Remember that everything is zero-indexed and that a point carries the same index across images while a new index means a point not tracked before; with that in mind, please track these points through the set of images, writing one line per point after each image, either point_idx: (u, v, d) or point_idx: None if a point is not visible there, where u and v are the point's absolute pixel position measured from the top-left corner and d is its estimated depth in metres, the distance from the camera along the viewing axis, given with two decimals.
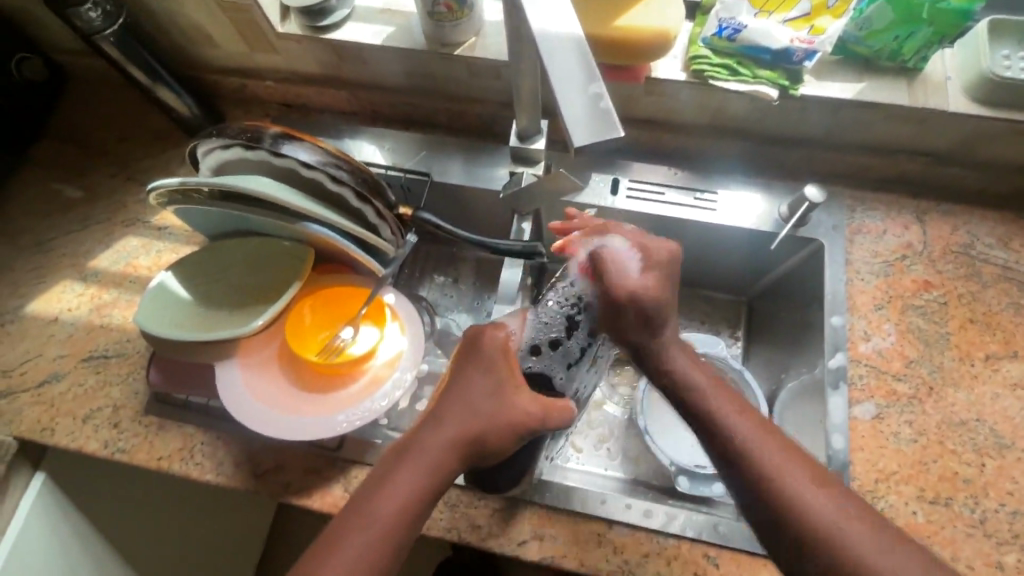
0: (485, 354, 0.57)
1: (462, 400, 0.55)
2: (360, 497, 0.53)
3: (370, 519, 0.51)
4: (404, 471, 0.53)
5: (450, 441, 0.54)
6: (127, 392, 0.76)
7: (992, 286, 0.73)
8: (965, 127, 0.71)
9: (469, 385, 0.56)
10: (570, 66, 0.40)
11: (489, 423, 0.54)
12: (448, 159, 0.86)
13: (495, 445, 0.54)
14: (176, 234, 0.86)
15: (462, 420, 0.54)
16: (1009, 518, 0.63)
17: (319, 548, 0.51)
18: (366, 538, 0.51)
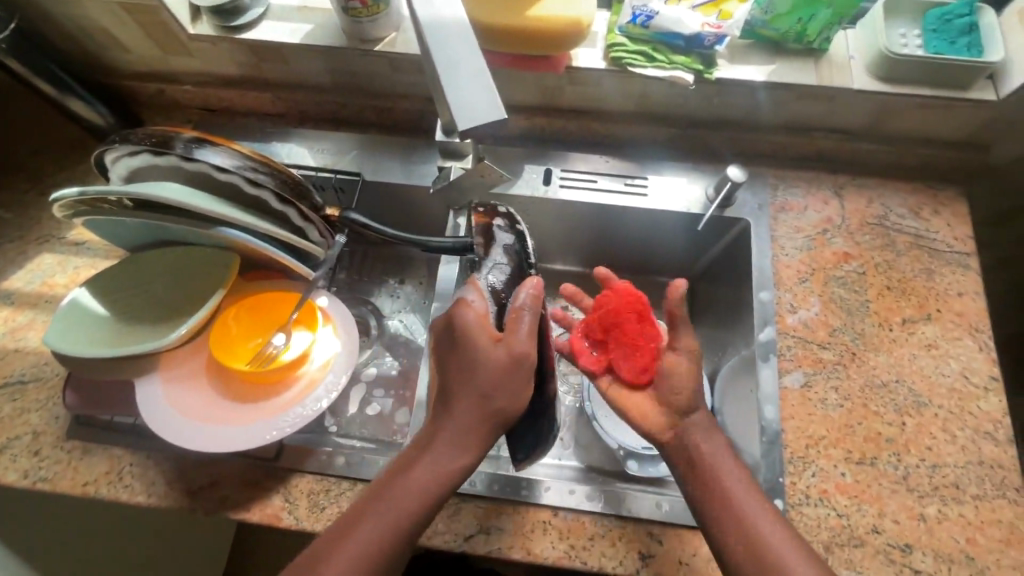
0: (469, 326, 0.59)
1: (464, 377, 0.57)
2: (381, 489, 0.55)
3: (381, 508, 0.53)
4: (414, 461, 0.55)
5: (460, 425, 0.56)
6: (48, 417, 0.72)
7: (906, 254, 0.77)
8: (871, 103, 0.74)
9: (471, 375, 0.57)
10: (461, 61, 0.41)
11: (493, 389, 0.56)
12: (380, 158, 0.84)
13: (505, 406, 0.56)
14: (95, 248, 0.82)
15: (474, 401, 0.56)
16: (929, 472, 0.66)
17: (327, 540, 0.53)
18: (385, 521, 0.53)
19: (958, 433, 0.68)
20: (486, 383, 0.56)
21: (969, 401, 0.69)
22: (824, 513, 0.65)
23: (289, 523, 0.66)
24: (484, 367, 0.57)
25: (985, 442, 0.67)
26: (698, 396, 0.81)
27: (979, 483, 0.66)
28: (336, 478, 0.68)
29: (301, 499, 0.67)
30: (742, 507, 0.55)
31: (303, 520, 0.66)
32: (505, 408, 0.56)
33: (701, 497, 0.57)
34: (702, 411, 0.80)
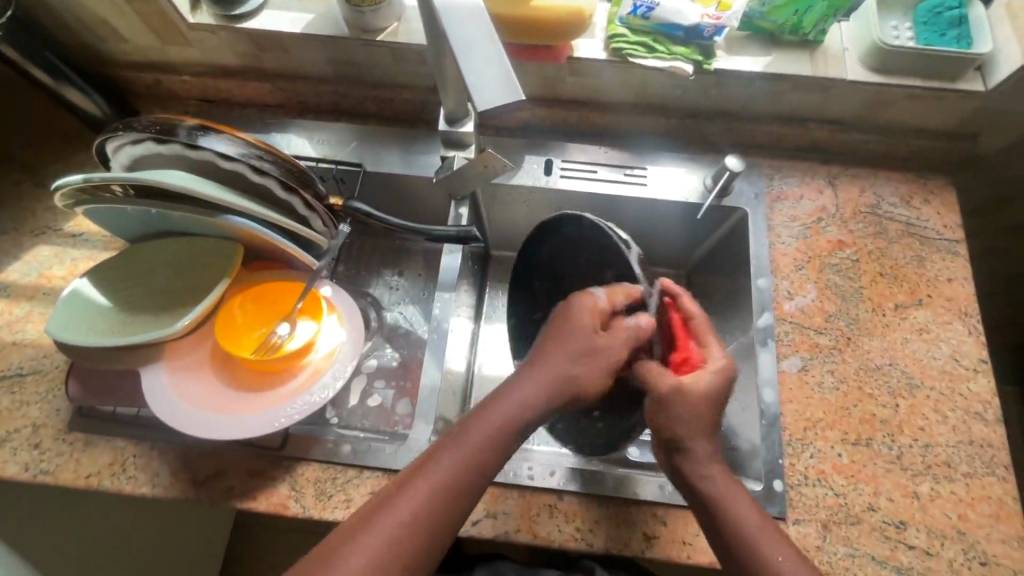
0: (581, 309, 0.58)
1: (555, 344, 0.58)
2: (457, 427, 0.56)
3: (461, 461, 0.53)
4: (496, 421, 0.55)
5: (547, 381, 0.56)
6: (48, 410, 0.71)
7: (898, 242, 0.79)
8: (864, 94, 0.76)
9: (568, 348, 0.57)
10: (477, 45, 0.42)
11: (580, 365, 0.57)
12: (382, 148, 0.85)
13: (586, 385, 0.57)
14: (93, 240, 0.81)
15: (560, 366, 0.57)
16: (922, 451, 0.68)
17: (398, 484, 0.53)
18: (457, 455, 0.54)
19: (949, 414, 0.70)
20: (584, 360, 0.57)
21: (959, 383, 0.72)
22: (822, 492, 0.66)
23: (295, 511, 0.66)
24: (585, 341, 0.57)
25: (975, 422, 0.70)
26: None
27: (969, 461, 0.68)
28: (342, 466, 0.68)
29: (308, 487, 0.67)
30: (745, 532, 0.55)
31: (310, 508, 0.66)
32: (587, 382, 0.57)
33: (697, 503, 0.57)
34: None
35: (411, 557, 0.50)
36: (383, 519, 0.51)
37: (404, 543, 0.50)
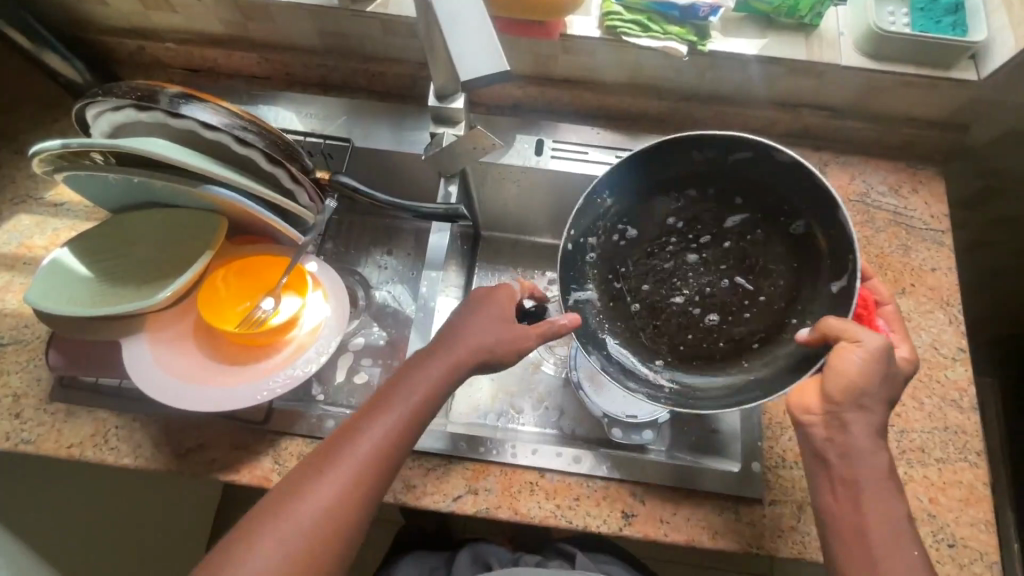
0: (501, 301, 0.64)
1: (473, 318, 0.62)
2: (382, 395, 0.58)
3: (386, 422, 0.55)
4: (409, 387, 0.57)
5: (472, 347, 0.59)
6: (29, 380, 0.70)
7: (885, 230, 0.79)
8: (858, 80, 0.75)
9: (476, 321, 0.61)
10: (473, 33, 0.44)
11: (498, 338, 0.61)
12: (372, 124, 0.83)
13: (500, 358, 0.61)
14: (74, 210, 0.79)
15: (478, 336, 0.60)
16: (897, 437, 0.70)
17: (317, 458, 0.54)
18: (387, 421, 0.55)
19: (926, 401, 0.71)
20: (487, 332, 0.61)
21: (937, 370, 0.73)
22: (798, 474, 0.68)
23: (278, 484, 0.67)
24: (494, 319, 0.62)
25: (951, 409, 0.71)
26: None
27: (943, 446, 0.69)
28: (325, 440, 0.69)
29: (291, 461, 0.68)
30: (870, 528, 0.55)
31: None
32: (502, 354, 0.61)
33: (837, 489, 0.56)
34: None
35: (333, 527, 0.51)
36: (304, 494, 0.52)
37: (328, 515, 0.51)
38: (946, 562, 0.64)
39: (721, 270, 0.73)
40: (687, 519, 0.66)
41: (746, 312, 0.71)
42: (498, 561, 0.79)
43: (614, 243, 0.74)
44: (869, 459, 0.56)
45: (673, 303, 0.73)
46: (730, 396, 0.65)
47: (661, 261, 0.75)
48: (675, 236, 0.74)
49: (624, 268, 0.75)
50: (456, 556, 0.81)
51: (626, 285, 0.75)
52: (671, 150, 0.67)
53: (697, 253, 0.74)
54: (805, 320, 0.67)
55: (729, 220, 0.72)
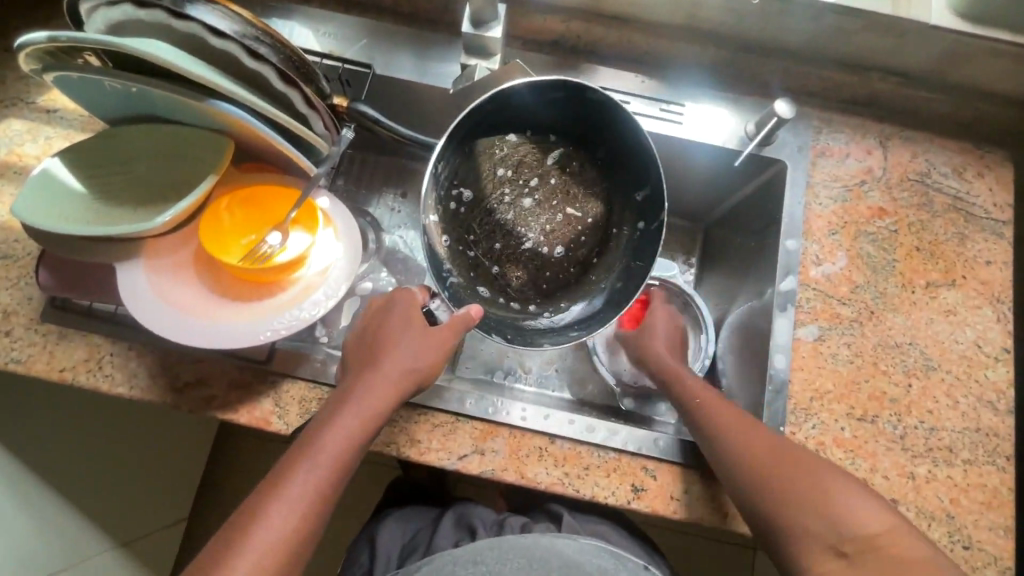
0: (400, 309, 0.63)
1: (388, 339, 0.61)
2: (308, 435, 0.56)
3: (317, 462, 0.54)
4: (335, 429, 0.55)
5: (394, 374, 0.59)
6: (20, 297, 0.66)
7: (942, 216, 0.73)
8: (942, 43, 0.68)
9: (393, 346, 0.60)
10: None
11: (415, 355, 0.60)
12: (395, 50, 0.76)
13: (424, 372, 0.60)
14: (69, 118, 0.73)
15: (397, 359, 0.59)
16: (926, 434, 0.66)
17: (246, 512, 0.52)
18: (315, 463, 0.54)
19: (961, 400, 0.68)
20: (403, 357, 0.60)
21: (977, 369, 0.69)
22: None
23: (278, 427, 0.64)
24: (411, 338, 0.61)
25: (986, 410, 0.67)
26: (701, 342, 0.80)
27: (972, 448, 0.66)
28: (330, 387, 0.66)
29: (292, 404, 0.65)
30: (783, 491, 0.55)
31: (294, 426, 0.64)
32: (423, 371, 0.60)
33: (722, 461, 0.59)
34: (703, 357, 0.79)
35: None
36: (237, 554, 0.50)
37: (266, 569, 0.50)
38: (959, 563, 0.62)
39: (553, 206, 0.72)
40: (698, 497, 0.64)
41: (582, 235, 0.71)
42: (483, 525, 0.74)
43: (453, 211, 0.68)
44: (709, 408, 0.62)
45: (525, 247, 0.71)
46: (576, 328, 0.66)
47: (501, 216, 0.71)
48: (506, 184, 0.70)
49: (473, 233, 0.70)
50: (440, 519, 0.77)
51: (477, 249, 0.70)
52: (494, 105, 0.64)
53: (530, 196, 0.71)
54: (623, 227, 0.69)
55: (549, 157, 0.70)
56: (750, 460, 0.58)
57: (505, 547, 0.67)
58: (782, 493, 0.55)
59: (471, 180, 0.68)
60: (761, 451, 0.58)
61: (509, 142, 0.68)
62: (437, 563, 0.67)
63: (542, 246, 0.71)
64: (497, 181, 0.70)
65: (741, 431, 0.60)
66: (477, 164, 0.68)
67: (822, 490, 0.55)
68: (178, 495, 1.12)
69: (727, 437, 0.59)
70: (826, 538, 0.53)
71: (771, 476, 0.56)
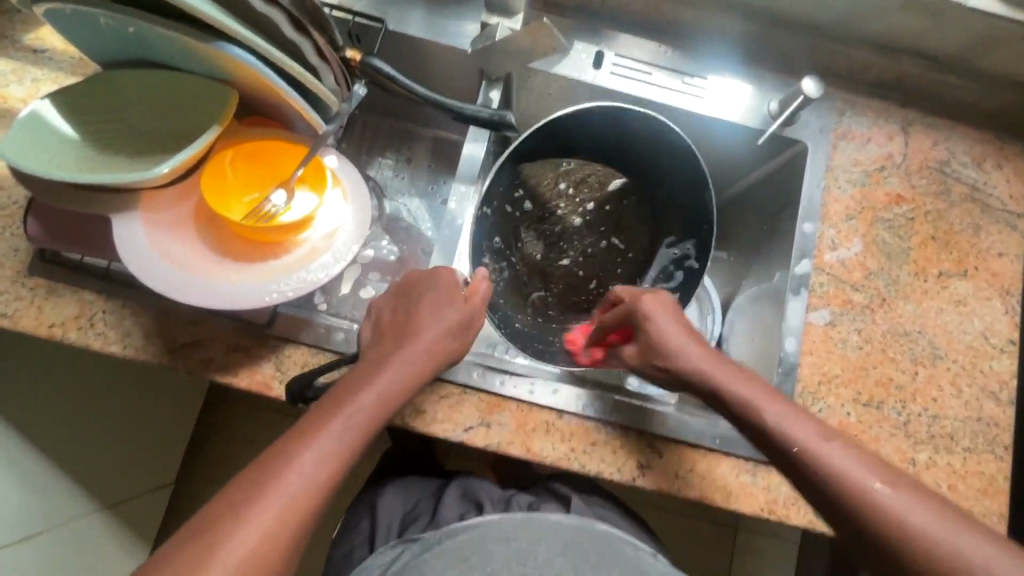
0: (439, 286, 0.62)
1: (423, 312, 0.60)
2: (336, 397, 0.55)
3: (345, 422, 0.53)
4: (365, 393, 0.55)
5: (425, 346, 0.58)
6: (5, 248, 0.63)
7: (958, 206, 0.72)
8: (978, 27, 0.66)
9: (426, 319, 0.60)
10: None
11: (449, 330, 0.60)
12: (409, 4, 0.72)
13: (454, 346, 0.60)
14: (58, 60, 0.69)
15: (432, 331, 0.59)
16: (929, 421, 0.67)
17: (267, 461, 0.51)
18: (344, 423, 0.53)
19: (964, 389, 0.68)
20: (440, 327, 0.60)
21: (982, 359, 0.69)
22: None
23: (279, 393, 0.63)
24: (451, 311, 0.61)
25: (988, 400, 0.68)
26: (706, 323, 0.82)
27: (972, 437, 0.67)
28: (333, 353, 0.64)
29: (294, 370, 0.63)
30: (920, 531, 0.47)
31: None
32: (452, 346, 0.60)
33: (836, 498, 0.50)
34: (708, 338, 0.81)
35: (294, 537, 0.48)
36: (261, 502, 0.48)
37: (287, 521, 0.48)
38: None
39: (599, 232, 0.80)
40: (703, 476, 0.64)
41: (619, 267, 0.79)
42: (489, 499, 0.73)
43: (509, 212, 0.77)
44: (796, 433, 0.53)
45: (562, 263, 0.79)
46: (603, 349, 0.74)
47: (551, 225, 0.79)
48: (564, 197, 0.79)
49: (519, 237, 0.79)
50: (443, 492, 0.75)
51: (521, 248, 0.78)
52: (565, 127, 0.71)
53: (581, 215, 0.80)
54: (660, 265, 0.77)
55: (610, 183, 0.79)
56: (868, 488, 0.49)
57: (537, 525, 0.63)
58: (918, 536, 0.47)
59: (533, 191, 0.78)
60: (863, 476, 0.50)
61: (577, 160, 0.77)
62: (466, 536, 0.62)
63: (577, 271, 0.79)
64: (555, 199, 0.79)
65: (827, 457, 0.51)
66: (542, 176, 0.78)
67: (905, 505, 0.48)
68: (166, 460, 1.11)
69: (846, 480, 0.50)
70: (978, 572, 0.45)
71: (909, 518, 0.48)
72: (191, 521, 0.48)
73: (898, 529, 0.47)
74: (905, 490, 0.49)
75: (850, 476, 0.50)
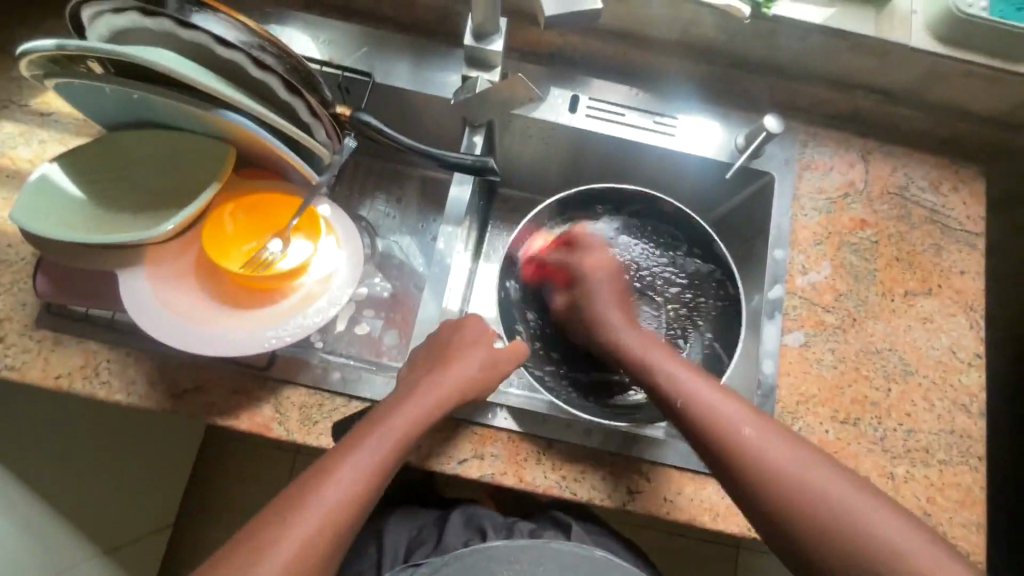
0: (471, 330, 0.66)
1: (449, 353, 0.64)
2: (368, 423, 0.59)
3: (375, 447, 0.57)
4: (394, 422, 0.59)
5: (453, 382, 0.62)
6: (13, 303, 0.66)
7: (919, 227, 0.77)
8: (922, 64, 0.71)
9: (453, 358, 0.63)
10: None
11: (478, 369, 0.64)
12: (395, 59, 0.77)
13: (480, 383, 0.64)
14: (63, 122, 0.73)
15: (460, 369, 0.63)
16: (904, 436, 0.70)
17: (304, 484, 0.55)
18: (375, 451, 0.57)
19: (937, 403, 0.71)
20: (469, 361, 0.63)
21: (951, 374, 0.72)
22: None
23: (278, 433, 0.65)
24: (480, 350, 0.65)
25: (960, 413, 0.71)
26: None
27: (947, 449, 0.70)
28: (330, 393, 0.67)
29: (293, 411, 0.66)
30: (800, 478, 0.54)
31: (294, 432, 0.65)
32: (479, 381, 0.63)
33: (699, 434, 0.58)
34: None
35: (327, 546, 0.53)
36: (302, 513, 0.53)
37: (326, 530, 0.53)
38: None
39: (623, 306, 0.79)
40: (690, 499, 0.66)
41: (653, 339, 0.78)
42: (493, 526, 0.75)
43: (526, 289, 0.79)
44: (659, 371, 0.63)
45: (593, 335, 0.78)
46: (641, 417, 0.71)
47: None
48: None
49: (538, 316, 0.78)
50: (446, 518, 0.77)
51: (545, 325, 0.78)
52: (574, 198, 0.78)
53: (604, 293, 0.80)
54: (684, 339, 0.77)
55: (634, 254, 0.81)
56: (740, 425, 0.57)
57: (538, 550, 0.66)
58: (795, 485, 0.53)
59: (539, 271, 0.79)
60: (757, 427, 0.57)
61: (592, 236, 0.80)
62: (470, 560, 0.65)
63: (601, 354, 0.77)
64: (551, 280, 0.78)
65: (701, 400, 0.59)
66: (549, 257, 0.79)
67: (766, 444, 0.56)
68: (166, 501, 1.11)
69: (716, 420, 0.58)
70: (837, 518, 0.51)
71: (780, 460, 0.55)
72: (238, 533, 0.53)
73: (756, 469, 0.55)
74: (778, 437, 0.56)
75: (724, 425, 0.57)
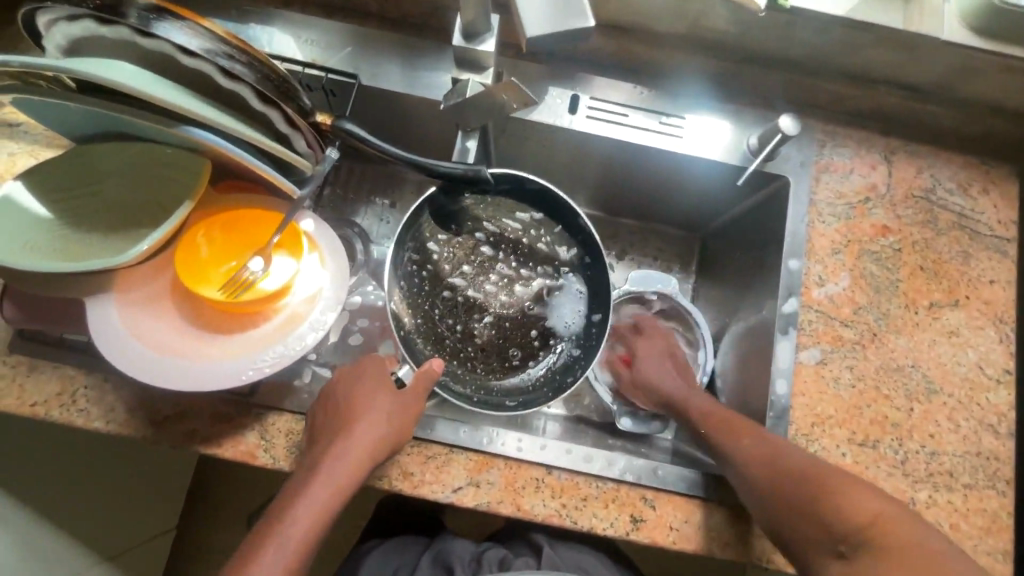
0: (367, 380, 0.63)
1: (352, 415, 0.60)
2: (274, 513, 0.57)
3: (282, 537, 0.55)
4: (299, 508, 0.56)
5: (357, 452, 0.58)
6: None
7: (946, 233, 0.71)
8: (953, 58, 0.66)
9: (355, 422, 0.59)
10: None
11: (379, 430, 0.59)
12: (383, 58, 0.72)
13: (388, 443, 0.60)
14: (33, 133, 0.69)
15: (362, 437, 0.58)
16: (927, 458, 0.66)
17: None
18: (281, 543, 0.55)
19: (962, 423, 0.67)
20: (373, 419, 0.60)
21: (979, 391, 0.68)
22: None
23: (264, 462, 0.62)
24: (379, 405, 0.61)
25: (986, 433, 0.67)
26: (699, 359, 0.79)
27: (973, 472, 0.66)
28: None
29: (279, 437, 0.63)
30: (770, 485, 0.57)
31: (280, 460, 0.62)
32: (385, 443, 0.59)
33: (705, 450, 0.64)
34: (702, 374, 0.78)
35: None
36: None
37: None
38: None
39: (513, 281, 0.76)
40: (698, 528, 0.63)
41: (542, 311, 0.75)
42: (461, 562, 0.78)
43: (420, 282, 0.73)
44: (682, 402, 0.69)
45: (486, 318, 0.75)
46: (547, 388, 0.70)
47: (462, 289, 0.75)
48: (464, 261, 0.76)
49: (436, 308, 0.74)
50: (419, 557, 0.81)
51: (443, 325, 0.73)
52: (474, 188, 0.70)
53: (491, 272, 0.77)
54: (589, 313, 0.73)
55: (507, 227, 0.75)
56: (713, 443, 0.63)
57: None
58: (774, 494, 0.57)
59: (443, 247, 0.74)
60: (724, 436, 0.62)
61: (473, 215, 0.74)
62: None
63: (497, 329, 0.75)
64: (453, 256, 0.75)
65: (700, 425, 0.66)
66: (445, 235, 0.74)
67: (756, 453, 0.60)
68: (164, 511, 1.10)
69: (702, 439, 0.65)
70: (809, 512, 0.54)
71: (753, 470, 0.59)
72: None
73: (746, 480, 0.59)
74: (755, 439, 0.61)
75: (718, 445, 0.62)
